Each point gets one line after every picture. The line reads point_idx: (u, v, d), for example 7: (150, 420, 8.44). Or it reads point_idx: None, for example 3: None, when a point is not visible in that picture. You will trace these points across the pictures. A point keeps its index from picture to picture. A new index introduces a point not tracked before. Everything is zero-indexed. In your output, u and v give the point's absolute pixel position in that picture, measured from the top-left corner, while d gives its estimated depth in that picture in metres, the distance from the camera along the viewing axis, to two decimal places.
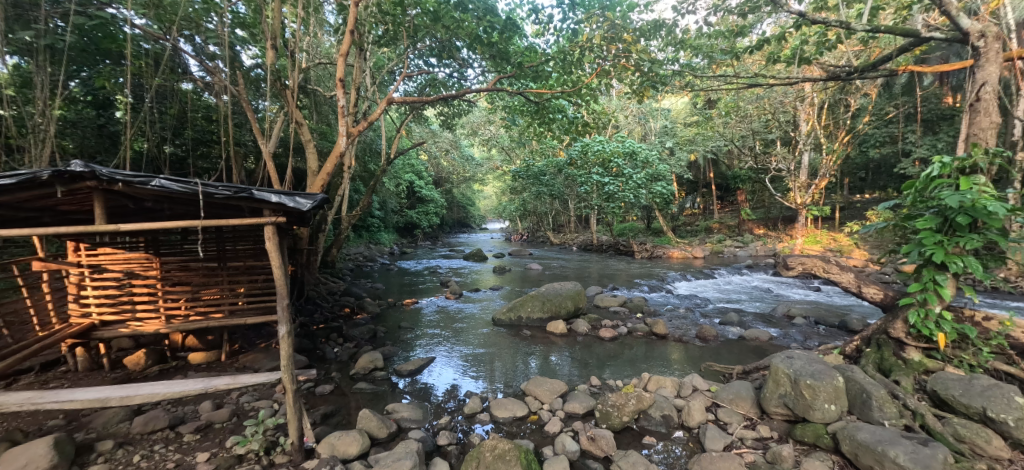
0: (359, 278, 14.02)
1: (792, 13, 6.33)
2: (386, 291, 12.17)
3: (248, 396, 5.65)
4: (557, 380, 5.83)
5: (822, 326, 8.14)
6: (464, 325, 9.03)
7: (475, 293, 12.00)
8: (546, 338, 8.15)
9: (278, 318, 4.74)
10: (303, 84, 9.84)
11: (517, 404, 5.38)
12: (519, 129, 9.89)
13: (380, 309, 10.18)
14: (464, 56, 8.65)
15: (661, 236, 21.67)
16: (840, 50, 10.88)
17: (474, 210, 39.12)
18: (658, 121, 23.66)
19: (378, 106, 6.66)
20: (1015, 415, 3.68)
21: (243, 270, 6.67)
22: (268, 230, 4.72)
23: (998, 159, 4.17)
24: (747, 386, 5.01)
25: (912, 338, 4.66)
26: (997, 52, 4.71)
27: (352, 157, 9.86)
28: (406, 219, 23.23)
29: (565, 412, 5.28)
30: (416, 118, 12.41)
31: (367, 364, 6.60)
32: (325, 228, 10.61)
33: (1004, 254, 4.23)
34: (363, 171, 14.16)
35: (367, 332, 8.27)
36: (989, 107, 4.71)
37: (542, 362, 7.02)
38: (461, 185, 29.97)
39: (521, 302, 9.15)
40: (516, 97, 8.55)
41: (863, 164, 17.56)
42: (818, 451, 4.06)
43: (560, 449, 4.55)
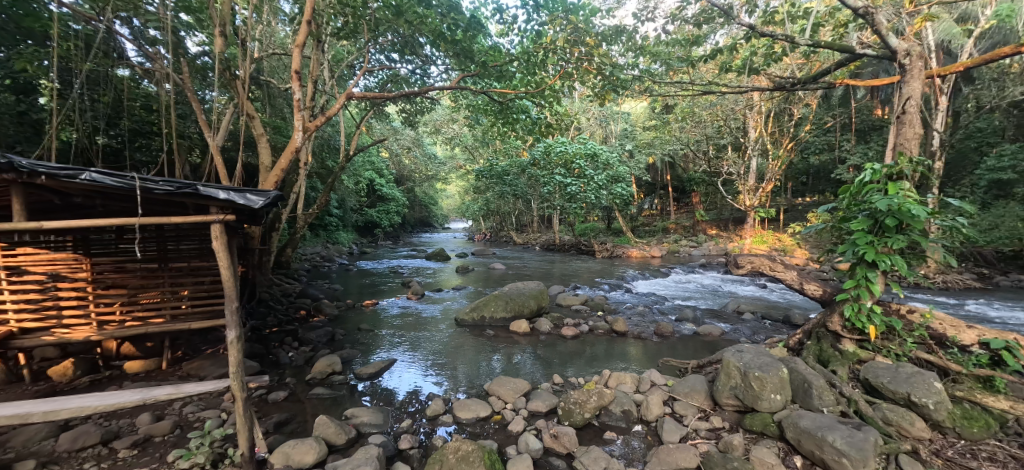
0: (316, 279, 13.60)
1: (743, 25, 6.72)
2: (345, 292, 11.85)
3: (192, 406, 5.37)
4: (520, 380, 5.90)
5: (768, 321, 8.64)
6: (427, 326, 8.96)
7: (438, 293, 11.92)
8: (509, 338, 8.22)
9: (227, 322, 4.55)
10: (256, 75, 9.43)
11: (479, 404, 5.40)
12: (483, 128, 9.95)
13: (338, 310, 9.92)
14: (428, 53, 8.60)
15: (621, 236, 22.26)
16: (785, 62, 11.61)
17: (436, 209, 38.84)
18: (619, 124, 24.35)
19: (337, 101, 6.47)
20: (934, 399, 4.08)
21: (187, 271, 6.33)
22: (214, 229, 4.53)
23: (921, 167, 4.56)
24: (701, 380, 5.26)
25: (847, 330, 5.03)
26: (920, 69, 5.18)
27: (308, 153, 9.52)
28: (366, 217, 22.72)
29: (528, 411, 5.35)
30: (377, 115, 12.18)
31: (325, 369, 6.44)
32: (280, 226, 10.20)
33: (925, 253, 4.63)
34: (321, 167, 13.74)
35: (324, 335, 8.06)
36: (913, 119, 5.13)
37: (505, 362, 7.06)
38: (424, 184, 29.66)
39: (484, 302, 9.17)
40: (481, 97, 8.60)
41: (805, 169, 18.75)
42: (765, 439, 4.32)
43: (524, 447, 4.62)
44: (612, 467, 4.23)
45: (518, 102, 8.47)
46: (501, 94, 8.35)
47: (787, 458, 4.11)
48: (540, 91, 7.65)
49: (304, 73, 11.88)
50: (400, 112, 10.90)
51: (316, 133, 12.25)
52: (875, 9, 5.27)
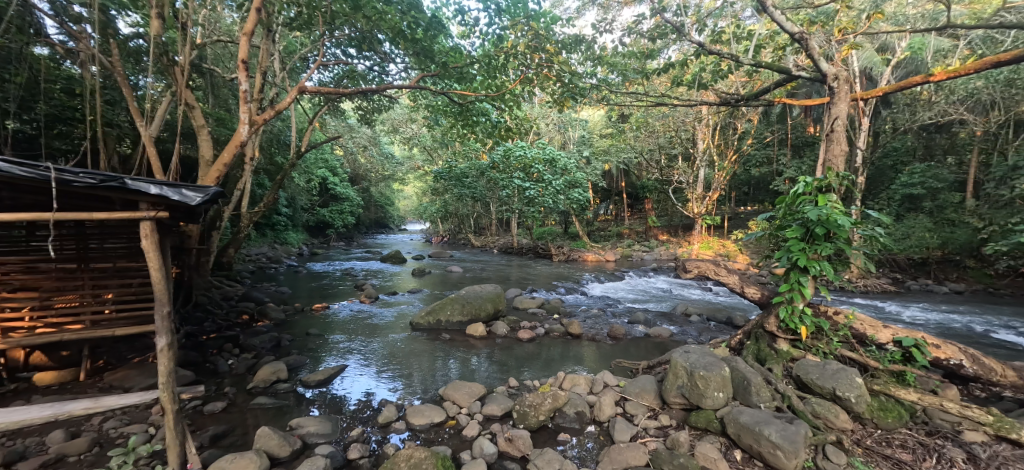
0: (261, 281, 12.99)
1: (694, 42, 7.11)
2: (293, 296, 11.39)
3: (115, 420, 4.96)
4: (475, 384, 5.92)
5: (712, 322, 9.15)
6: (382, 330, 8.79)
7: (392, 296, 11.72)
8: (466, 342, 8.22)
9: (157, 328, 4.33)
10: (197, 62, 8.91)
11: (433, 410, 5.37)
12: (442, 129, 9.91)
13: (286, 315, 9.53)
14: (387, 51, 8.48)
15: (578, 240, 22.73)
16: (731, 79, 12.34)
17: (392, 209, 38.08)
18: (577, 131, 24.91)
19: (288, 95, 6.23)
20: (856, 392, 4.48)
21: (111, 272, 5.92)
22: (146, 227, 4.28)
23: (846, 181, 5.00)
24: (651, 380, 5.48)
25: (782, 331, 5.41)
26: (846, 92, 5.67)
27: (255, 148, 9.10)
28: (317, 217, 21.93)
29: (483, 415, 5.38)
30: (331, 111, 11.82)
31: (268, 377, 6.19)
32: (220, 225, 9.66)
33: (849, 260, 5.07)
34: (269, 163, 13.15)
35: (269, 341, 7.73)
36: (840, 137, 5.60)
37: (461, 366, 7.06)
38: (380, 184, 29.04)
39: (441, 306, 9.12)
40: (440, 97, 8.58)
41: (747, 179, 19.95)
42: (709, 435, 4.57)
43: (478, 452, 4.65)
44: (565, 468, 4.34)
45: (478, 105, 8.51)
46: (461, 95, 8.36)
47: (728, 452, 4.37)
48: (500, 95, 7.74)
49: (253, 63, 11.35)
50: (356, 110, 10.65)
51: (264, 127, 11.71)
52: (808, 35, 5.75)
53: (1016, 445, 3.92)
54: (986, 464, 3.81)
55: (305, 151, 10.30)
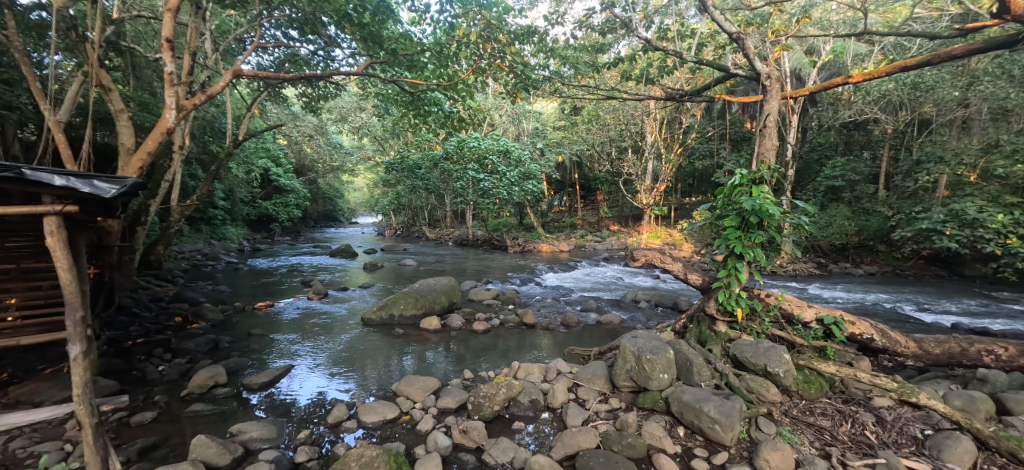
0: (197, 280, 12.21)
1: (641, 38, 7.37)
2: (234, 295, 10.82)
3: (23, 439, 4.52)
4: (428, 378, 5.92)
5: (660, 308, 9.62)
6: (332, 327, 8.56)
7: (343, 292, 11.40)
8: (420, 335, 8.17)
9: (68, 336, 4.05)
10: (114, 39, 8.15)
11: (387, 406, 5.34)
12: (393, 119, 9.68)
13: (224, 315, 9.04)
14: (332, 35, 8.13)
15: (532, 232, 23.04)
16: (676, 75, 12.86)
17: (342, 201, 36.82)
18: (530, 123, 25.11)
19: (223, 78, 5.77)
20: (784, 367, 4.89)
21: (16, 274, 5.48)
22: (51, 222, 3.95)
23: (777, 174, 5.39)
24: (602, 365, 5.71)
25: (720, 313, 5.76)
26: (777, 90, 6.10)
27: (184, 135, 8.46)
28: (260, 210, 20.87)
29: (438, 408, 5.40)
30: (272, 98, 11.23)
31: (205, 381, 5.88)
32: (147, 220, 8.96)
33: (779, 246, 5.48)
34: (202, 151, 12.31)
35: (206, 343, 7.32)
36: (771, 133, 6.01)
37: (417, 360, 7.02)
38: (328, 175, 27.97)
39: (394, 300, 9.00)
40: (390, 86, 8.36)
41: (691, 171, 20.91)
42: (655, 414, 4.83)
43: (432, 446, 4.67)
44: (519, 456, 4.47)
45: (429, 94, 8.39)
46: (412, 84, 8.21)
47: (672, 429, 4.64)
48: (452, 84, 7.68)
49: (182, 44, 10.54)
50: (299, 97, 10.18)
51: (195, 113, 10.92)
52: (744, 35, 6.10)
53: (917, 407, 4.40)
54: (892, 425, 4.29)
55: (244, 139, 9.73)
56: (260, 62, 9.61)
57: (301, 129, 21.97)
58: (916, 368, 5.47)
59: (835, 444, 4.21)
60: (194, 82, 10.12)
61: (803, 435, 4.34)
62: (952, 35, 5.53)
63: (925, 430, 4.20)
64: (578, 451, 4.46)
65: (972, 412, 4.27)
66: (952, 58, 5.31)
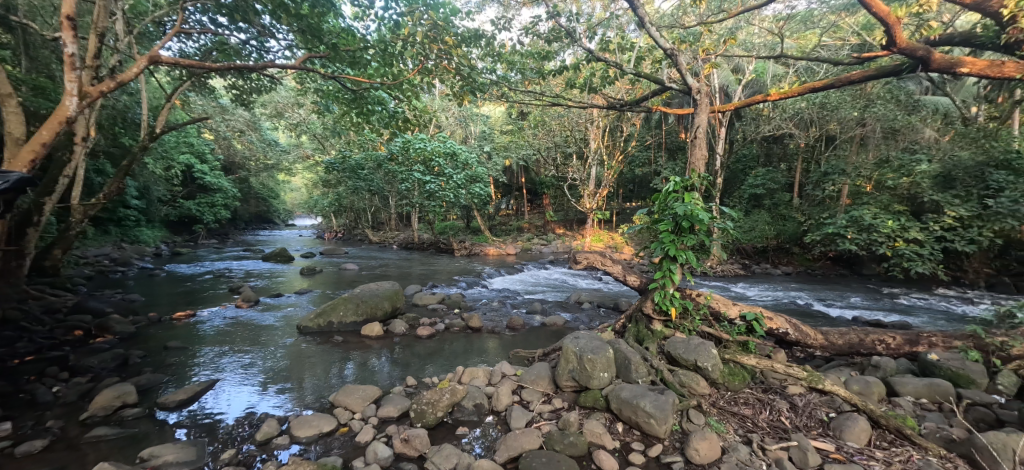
0: (104, 289, 11.09)
1: (585, 49, 7.69)
2: (149, 304, 9.93)
3: None
4: (369, 386, 5.80)
5: (602, 308, 10.02)
6: (264, 337, 8.11)
7: (276, 298, 10.83)
8: (361, 342, 7.96)
9: None
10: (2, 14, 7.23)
11: (323, 419, 5.17)
12: (334, 116, 9.36)
13: (136, 328, 8.30)
14: (267, 24, 7.70)
15: (479, 235, 23.10)
16: (618, 85, 13.45)
17: (277, 202, 34.91)
18: (478, 126, 25.18)
19: (136, 66, 5.00)
20: (712, 362, 5.27)
21: None
22: None
23: (706, 182, 5.82)
24: (545, 367, 5.86)
25: (656, 312, 6.11)
26: (706, 104, 6.57)
27: (89, 125, 7.67)
28: (181, 211, 19.29)
29: (378, 418, 5.30)
30: (197, 90, 10.44)
31: (111, 402, 5.38)
32: (39, 222, 7.83)
33: (708, 249, 5.91)
34: (111, 144, 11.20)
35: (113, 360, 6.69)
36: (701, 143, 6.46)
37: (359, 368, 6.85)
38: (262, 173, 26.43)
39: (333, 306, 8.69)
40: (332, 82, 8.09)
41: (632, 177, 21.85)
42: (596, 412, 5.04)
43: (372, 457, 4.58)
44: (462, 461, 4.48)
45: (373, 93, 8.19)
46: (354, 81, 7.97)
47: (612, 426, 4.86)
48: (397, 83, 7.55)
49: (87, 23, 9.54)
50: (229, 89, 9.57)
51: (103, 101, 9.93)
52: (677, 52, 6.54)
53: (823, 393, 4.91)
54: (803, 410, 4.75)
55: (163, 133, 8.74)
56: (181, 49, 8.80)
57: (231, 124, 20.61)
58: (824, 358, 6.09)
59: (756, 431, 4.59)
60: (103, 67, 9.17)
61: (728, 424, 4.70)
62: (850, 62, 6.25)
63: (830, 413, 4.68)
64: (522, 453, 4.55)
65: (867, 395, 4.83)
66: (851, 83, 6.00)
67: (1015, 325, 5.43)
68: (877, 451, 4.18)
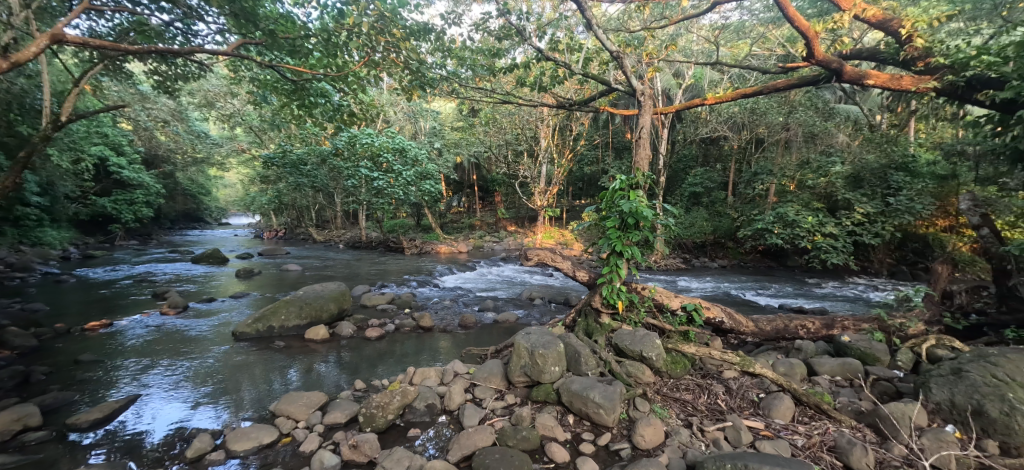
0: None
1: (535, 48, 7.82)
2: (56, 315, 8.99)
3: None
4: (314, 393, 5.63)
5: (553, 304, 10.27)
6: (196, 345, 7.63)
7: (208, 304, 10.17)
8: (306, 347, 7.67)
9: None
10: None
11: (263, 430, 4.96)
12: (273, 108, 8.89)
13: (40, 341, 7.52)
14: (195, 6, 7.13)
15: (430, 233, 22.82)
16: (568, 85, 13.73)
17: (209, 198, 32.57)
18: (427, 121, 24.81)
19: (36, 43, 4.49)
20: (655, 352, 5.57)
21: None
22: None
23: (649, 180, 6.11)
24: (498, 364, 5.94)
25: (604, 306, 6.37)
26: (649, 106, 6.88)
27: None
28: (92, 209, 17.56)
29: (325, 425, 5.17)
30: (112, 76, 9.45)
31: (11, 426, 4.88)
32: None
33: (651, 245, 6.22)
34: (7, 133, 9.97)
35: (11, 378, 6.04)
36: (645, 143, 6.76)
37: (304, 374, 6.61)
38: (190, 168, 24.57)
39: (273, 310, 8.30)
40: (269, 71, 7.64)
41: (580, 174, 22.41)
42: (548, 406, 5.19)
43: (318, 466, 4.47)
44: (414, 463, 4.47)
45: (315, 84, 7.81)
46: (294, 71, 7.57)
47: (563, 418, 5.02)
48: (342, 75, 7.24)
49: None
50: (149, 74, 8.51)
51: None
52: (623, 55, 6.82)
53: (754, 376, 5.33)
54: (737, 393, 5.13)
55: (67, 121, 7.34)
56: (90, 27, 7.30)
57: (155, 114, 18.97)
58: (754, 344, 6.61)
59: (696, 414, 4.92)
60: None
61: (671, 409, 5.00)
62: (776, 72, 6.79)
63: (760, 394, 5.09)
64: (474, 450, 4.61)
65: (791, 376, 5.30)
66: (777, 90, 6.52)
67: (910, 307, 6.17)
68: (800, 426, 4.60)
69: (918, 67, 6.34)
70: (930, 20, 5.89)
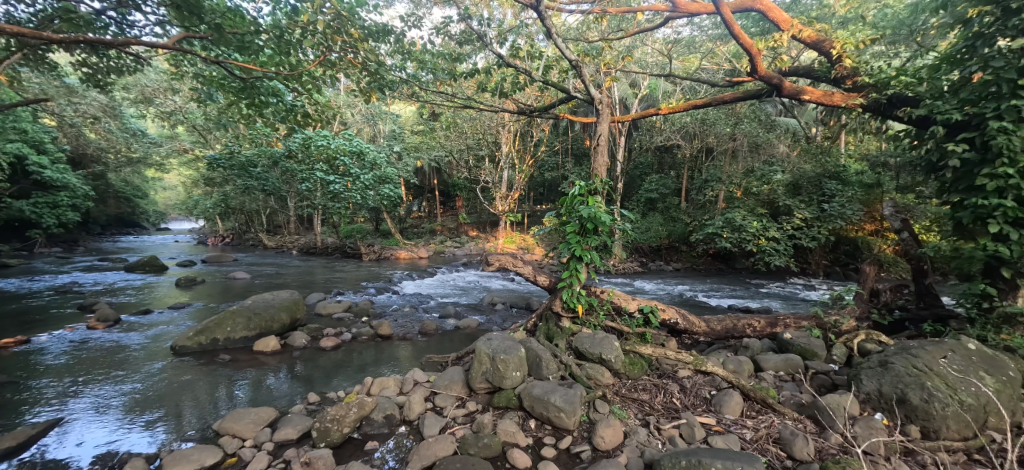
0: None
1: (496, 54, 7.89)
2: None
3: None
4: (263, 409, 5.40)
5: (514, 309, 10.34)
6: (129, 362, 7.13)
7: (143, 316, 9.50)
8: (255, 359, 7.34)
9: None
10: None
11: (205, 451, 4.71)
12: (220, 107, 8.47)
13: None
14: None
15: (389, 238, 22.41)
16: (530, 92, 13.89)
17: (145, 201, 30.42)
18: (387, 124, 24.37)
19: None
20: (614, 353, 5.72)
21: None
22: None
23: (607, 186, 6.29)
24: (459, 371, 5.92)
25: (565, 310, 6.49)
26: (607, 114, 7.12)
27: None
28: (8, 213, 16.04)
29: (275, 443, 4.97)
30: (34, 66, 8.67)
31: None
32: None
33: (609, 249, 6.40)
34: None
35: None
36: (602, 150, 6.98)
37: (253, 389, 6.32)
38: (125, 169, 22.90)
39: (217, 322, 7.89)
40: (216, 68, 7.27)
41: (541, 180, 22.74)
42: (509, 411, 5.22)
43: None
44: None
45: (265, 82, 7.46)
46: (243, 68, 7.23)
47: (524, 423, 5.07)
48: (295, 75, 7.01)
49: None
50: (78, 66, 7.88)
51: None
52: (582, 65, 7.00)
53: (706, 374, 5.58)
54: (691, 391, 5.36)
55: None
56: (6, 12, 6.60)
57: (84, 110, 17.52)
58: (706, 343, 6.93)
59: (652, 413, 5.09)
60: None
61: (629, 410, 5.15)
62: (723, 85, 7.19)
63: (712, 391, 5.34)
64: (434, 461, 4.57)
65: (740, 372, 5.59)
66: (725, 103, 6.90)
67: (843, 305, 6.68)
68: (748, 420, 4.86)
69: (847, 85, 6.90)
70: (856, 43, 6.47)
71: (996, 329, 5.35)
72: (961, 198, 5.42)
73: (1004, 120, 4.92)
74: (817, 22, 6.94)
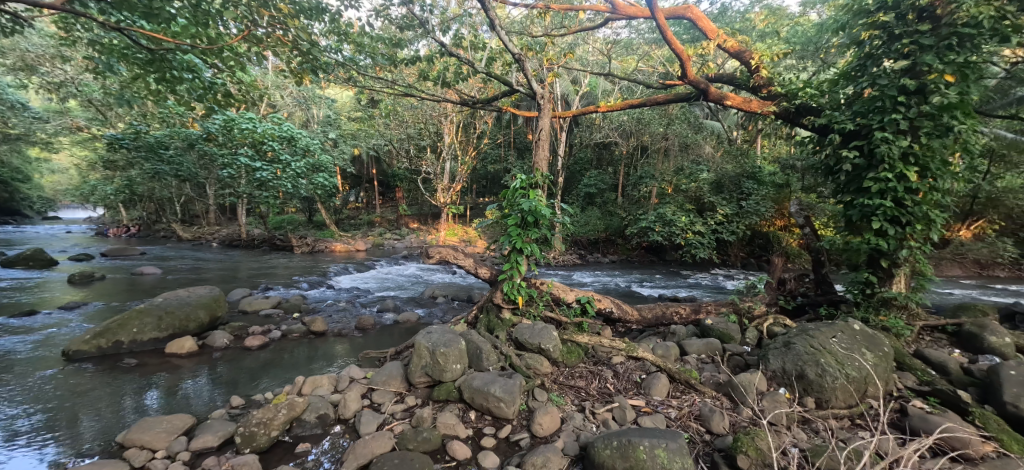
0: None
1: (439, 42, 7.74)
2: None
3: None
4: (178, 417, 5.03)
5: (456, 301, 10.36)
6: (8, 371, 6.32)
7: (25, 319, 8.41)
8: (170, 362, 6.80)
9: None
10: None
11: (108, 466, 4.32)
12: (123, 78, 7.55)
13: None
14: None
15: (323, 230, 21.43)
16: (473, 83, 13.78)
17: (27, 184, 26.54)
18: (321, 109, 23.15)
19: None
20: (552, 342, 5.93)
21: None
22: None
23: (547, 179, 6.44)
24: (397, 366, 5.85)
25: (505, 302, 6.60)
26: (548, 109, 7.25)
27: None
28: None
29: (192, 451, 4.66)
30: None
31: None
32: None
33: (548, 242, 6.57)
34: None
35: None
36: (543, 144, 7.11)
37: (166, 395, 5.87)
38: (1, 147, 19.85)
39: (121, 323, 7.20)
40: (118, 36, 6.46)
41: (483, 172, 22.69)
42: (449, 404, 5.26)
43: None
44: None
45: (179, 56, 6.77)
46: (151, 38, 6.49)
47: (464, 415, 5.13)
48: (214, 49, 6.41)
49: None
50: None
51: None
52: (525, 59, 7.07)
53: (637, 359, 5.94)
54: (623, 376, 5.69)
55: None
56: None
57: None
58: (638, 331, 7.37)
59: (588, 398, 5.36)
60: None
61: (567, 397, 5.37)
62: (657, 87, 7.55)
63: (642, 375, 5.70)
64: (371, 458, 4.52)
65: (667, 357, 6.01)
66: (658, 104, 7.27)
67: (756, 293, 7.35)
68: (674, 400, 5.26)
69: (763, 93, 7.55)
70: (772, 55, 7.11)
71: (877, 312, 6.18)
72: (852, 198, 6.17)
73: (887, 131, 5.65)
74: (739, 34, 7.54)
